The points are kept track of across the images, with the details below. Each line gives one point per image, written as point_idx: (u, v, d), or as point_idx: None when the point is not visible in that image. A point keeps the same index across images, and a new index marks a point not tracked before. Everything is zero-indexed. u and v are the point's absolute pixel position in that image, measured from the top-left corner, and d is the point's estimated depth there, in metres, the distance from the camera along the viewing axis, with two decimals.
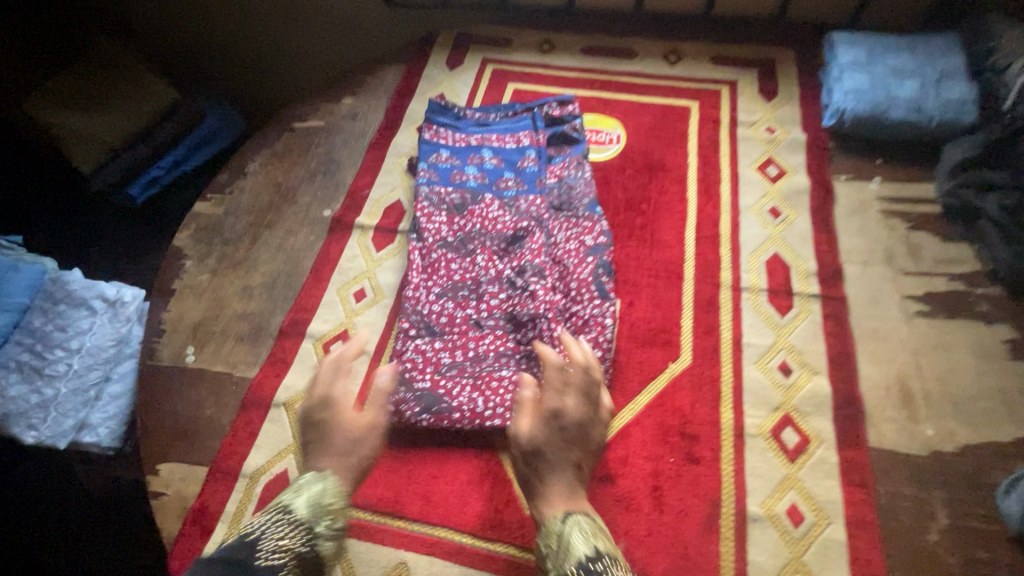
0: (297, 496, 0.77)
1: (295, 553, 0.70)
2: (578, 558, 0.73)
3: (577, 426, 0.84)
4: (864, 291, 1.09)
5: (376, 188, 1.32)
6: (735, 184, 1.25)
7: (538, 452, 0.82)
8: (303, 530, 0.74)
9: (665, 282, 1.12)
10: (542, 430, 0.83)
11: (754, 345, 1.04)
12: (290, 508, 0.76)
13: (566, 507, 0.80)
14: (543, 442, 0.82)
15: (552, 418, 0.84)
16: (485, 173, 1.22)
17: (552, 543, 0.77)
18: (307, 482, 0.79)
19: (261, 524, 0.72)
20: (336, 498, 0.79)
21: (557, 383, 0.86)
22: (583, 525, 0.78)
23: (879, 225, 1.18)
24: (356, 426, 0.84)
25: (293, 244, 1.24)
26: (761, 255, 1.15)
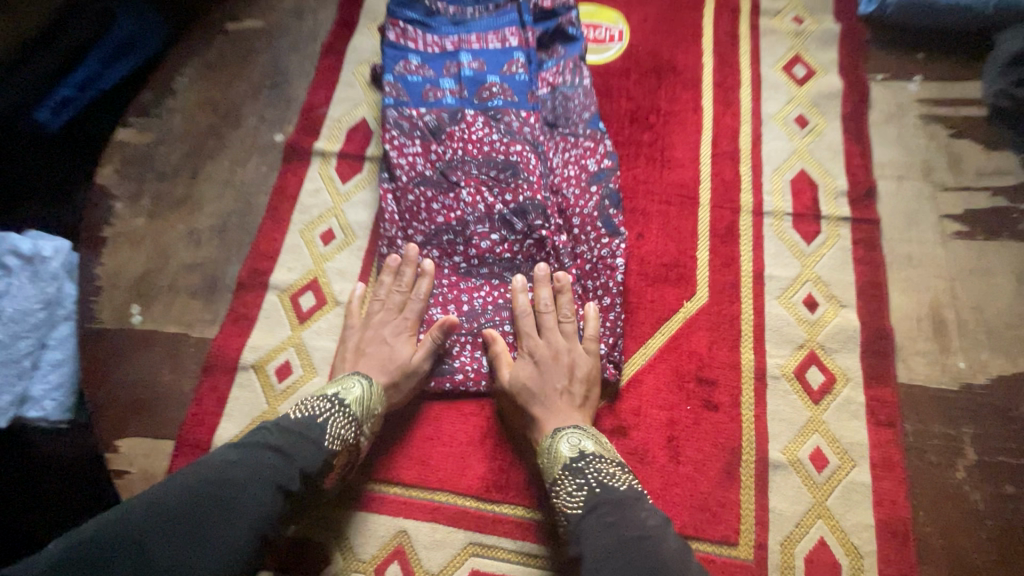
0: (347, 390, 0.78)
1: (349, 443, 0.76)
2: (564, 461, 0.74)
3: (554, 357, 0.83)
4: (898, 212, 0.98)
5: (335, 105, 1.10)
6: (757, 89, 1.08)
7: (527, 391, 0.82)
8: (354, 423, 0.77)
9: (678, 208, 0.99)
10: (521, 369, 0.83)
11: (777, 277, 0.94)
12: (344, 400, 0.77)
13: (554, 424, 0.79)
14: (524, 378, 0.82)
15: (529, 357, 0.84)
16: (463, 85, 1.01)
17: (543, 452, 0.78)
18: (355, 382, 0.80)
19: (318, 408, 0.75)
20: (379, 403, 0.81)
21: (530, 326, 0.86)
22: (569, 433, 0.77)
23: (918, 133, 1.04)
24: (411, 355, 0.85)
25: (242, 177, 1.05)
26: (785, 173, 1.01)
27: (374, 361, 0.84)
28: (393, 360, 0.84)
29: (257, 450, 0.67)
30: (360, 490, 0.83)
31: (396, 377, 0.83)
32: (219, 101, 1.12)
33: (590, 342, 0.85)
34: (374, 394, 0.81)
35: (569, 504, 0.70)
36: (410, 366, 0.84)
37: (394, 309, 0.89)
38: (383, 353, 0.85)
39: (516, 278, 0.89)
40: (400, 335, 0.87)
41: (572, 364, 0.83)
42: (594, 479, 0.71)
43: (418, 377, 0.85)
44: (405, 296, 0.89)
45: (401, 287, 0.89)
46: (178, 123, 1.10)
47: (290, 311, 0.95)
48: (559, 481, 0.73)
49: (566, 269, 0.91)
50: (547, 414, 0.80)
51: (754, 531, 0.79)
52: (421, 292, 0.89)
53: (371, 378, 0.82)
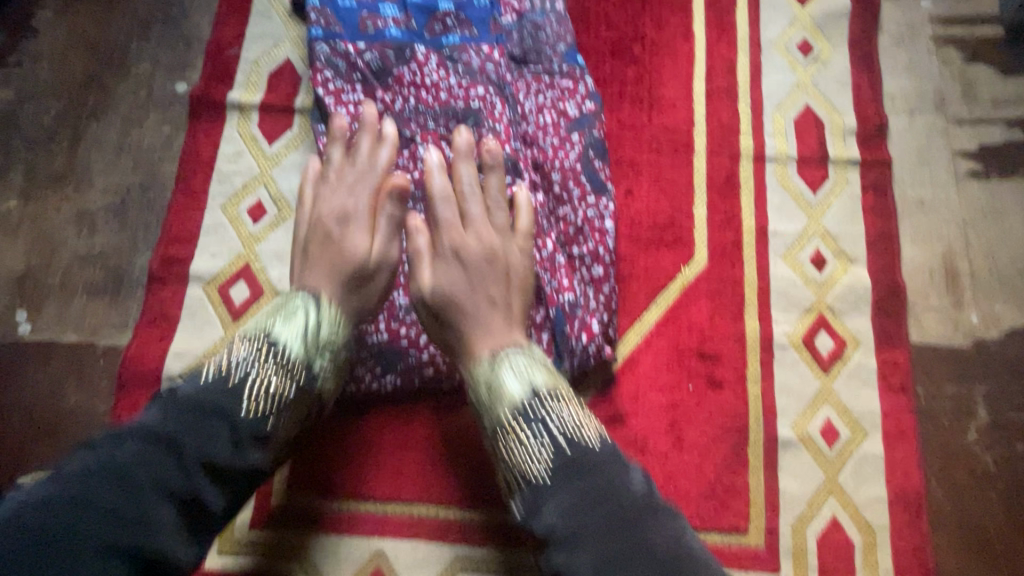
0: (287, 323, 0.64)
1: (287, 399, 0.60)
2: (512, 404, 0.61)
3: (488, 259, 0.69)
4: (909, 151, 0.88)
5: (250, 44, 0.88)
6: (755, 9, 0.93)
7: (454, 304, 0.67)
8: (298, 368, 0.62)
9: (671, 157, 0.86)
10: (445, 275, 0.68)
11: (782, 233, 0.84)
12: (279, 340, 0.62)
13: (493, 349, 0.65)
14: (450, 290, 0.68)
15: (454, 257, 0.69)
16: (409, 13, 0.82)
17: (479, 389, 0.64)
18: (299, 308, 0.66)
19: (240, 357, 0.60)
20: (338, 325, 0.67)
21: (452, 218, 0.71)
22: (513, 362, 0.64)
23: (930, 58, 0.92)
24: (366, 250, 0.70)
25: (139, 141, 0.84)
26: (788, 111, 0.88)
27: (320, 261, 0.69)
28: (346, 256, 0.69)
29: (129, 444, 0.51)
30: (328, 512, 0.73)
31: (346, 281, 0.69)
32: (96, 41, 0.88)
33: (524, 241, 0.72)
34: (325, 323, 0.66)
35: (529, 466, 0.58)
36: (367, 262, 0.70)
37: (344, 191, 0.73)
38: (334, 249, 0.69)
39: (429, 154, 0.72)
40: (348, 225, 0.71)
41: (506, 262, 0.70)
42: (555, 429, 0.58)
43: (381, 275, 0.71)
44: (359, 172, 0.74)
45: (354, 163, 0.74)
46: (46, 72, 0.87)
47: (219, 305, 0.79)
48: (509, 431, 0.61)
49: (545, 234, 0.77)
50: (484, 339, 0.66)
51: (763, 516, 0.74)
52: (382, 164, 0.74)
53: (319, 293, 0.68)
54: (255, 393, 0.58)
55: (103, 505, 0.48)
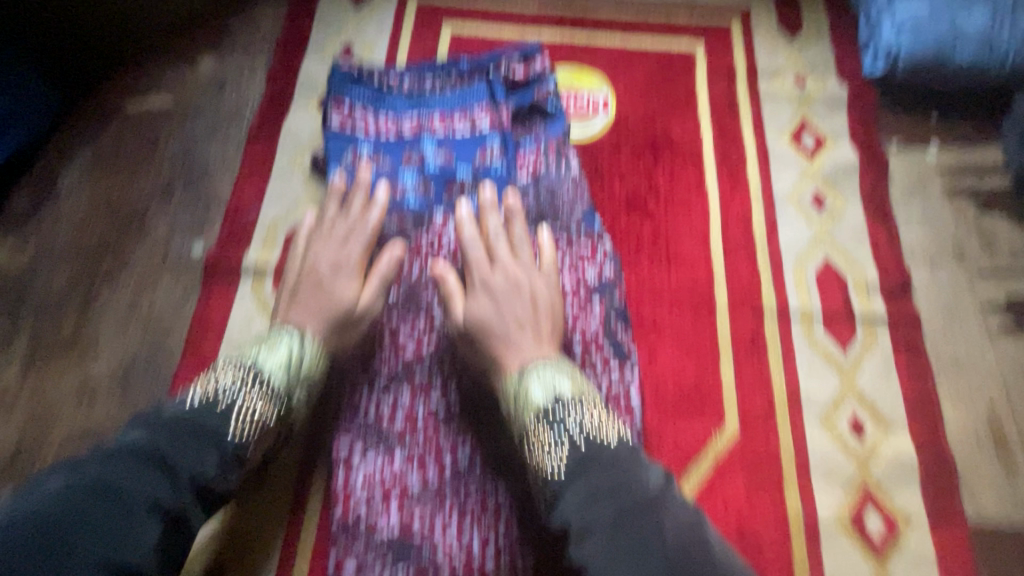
0: (270, 354, 0.69)
1: (269, 426, 0.67)
2: (537, 409, 0.66)
3: (511, 285, 0.74)
4: (936, 305, 0.86)
5: (269, 204, 0.89)
6: (765, 164, 0.95)
7: (487, 329, 0.72)
8: (277, 395, 0.68)
9: (692, 316, 0.83)
10: (476, 306, 0.73)
11: (815, 397, 0.79)
12: (261, 366, 0.68)
13: (520, 364, 0.69)
14: (480, 318, 0.72)
15: (484, 290, 0.74)
16: (427, 180, 0.85)
17: (510, 400, 0.69)
18: (284, 341, 0.71)
19: (228, 385, 0.66)
20: (315, 365, 0.73)
21: (481, 257, 0.77)
22: (540, 374, 0.68)
23: (943, 209, 0.93)
24: (354, 299, 0.75)
25: (150, 305, 0.83)
26: (809, 265, 0.87)
27: (309, 305, 0.74)
28: (335, 303, 0.74)
29: (119, 462, 0.56)
30: None
31: (335, 323, 0.74)
32: (117, 204, 0.89)
33: (548, 273, 0.77)
34: (306, 360, 0.72)
35: (553, 468, 0.62)
36: (353, 311, 0.75)
37: (335, 243, 0.77)
38: (321, 298, 0.74)
39: (460, 208, 0.79)
40: (340, 272, 0.76)
41: (528, 281, 0.75)
42: (574, 429, 0.63)
43: (364, 322, 0.76)
44: (351, 227, 0.78)
45: (346, 219, 0.79)
46: (63, 234, 0.87)
47: None
48: (535, 433, 0.65)
49: None
50: (509, 355, 0.71)
51: None
52: (372, 221, 0.79)
53: (303, 329, 0.72)
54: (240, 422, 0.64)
55: (94, 520, 0.52)
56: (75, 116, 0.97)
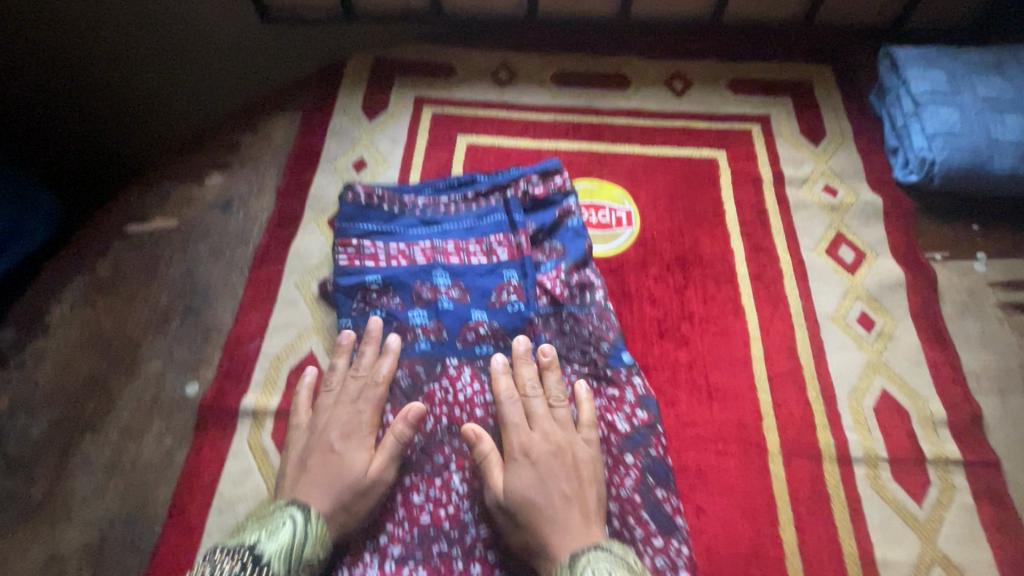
0: (271, 536, 0.60)
1: None
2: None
3: (553, 450, 0.66)
4: (1015, 443, 0.76)
5: (272, 335, 0.82)
6: (804, 281, 0.88)
7: (531, 506, 0.62)
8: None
9: (742, 462, 0.74)
10: (517, 476, 0.64)
11: (894, 562, 0.69)
12: (263, 548, 0.59)
13: (571, 548, 0.59)
14: (522, 492, 0.62)
15: (524, 457, 0.65)
16: (440, 320, 0.79)
17: None
18: (287, 519, 0.62)
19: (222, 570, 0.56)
20: (318, 548, 0.62)
21: (517, 416, 0.69)
22: (597, 563, 0.57)
23: (1004, 328, 0.85)
24: (365, 467, 0.66)
25: (134, 459, 0.74)
26: (865, 398, 0.79)
27: (316, 476, 0.66)
28: (345, 473, 0.65)
29: None
30: None
31: (343, 496, 0.64)
32: (109, 336, 0.83)
33: (589, 431, 0.69)
34: (310, 539, 0.61)
35: None
36: (363, 482, 0.65)
37: (346, 404, 0.71)
38: (329, 467, 0.66)
39: (493, 360, 0.73)
40: (352, 438, 0.69)
41: (570, 445, 0.67)
42: None
43: (375, 494, 0.66)
44: (363, 384, 0.73)
45: (358, 375, 0.73)
46: (46, 372, 0.79)
47: None
48: None
49: None
50: (556, 537, 0.60)
51: None
52: (382, 378, 0.73)
53: (309, 507, 0.63)
54: None
55: None
56: (72, 239, 0.91)
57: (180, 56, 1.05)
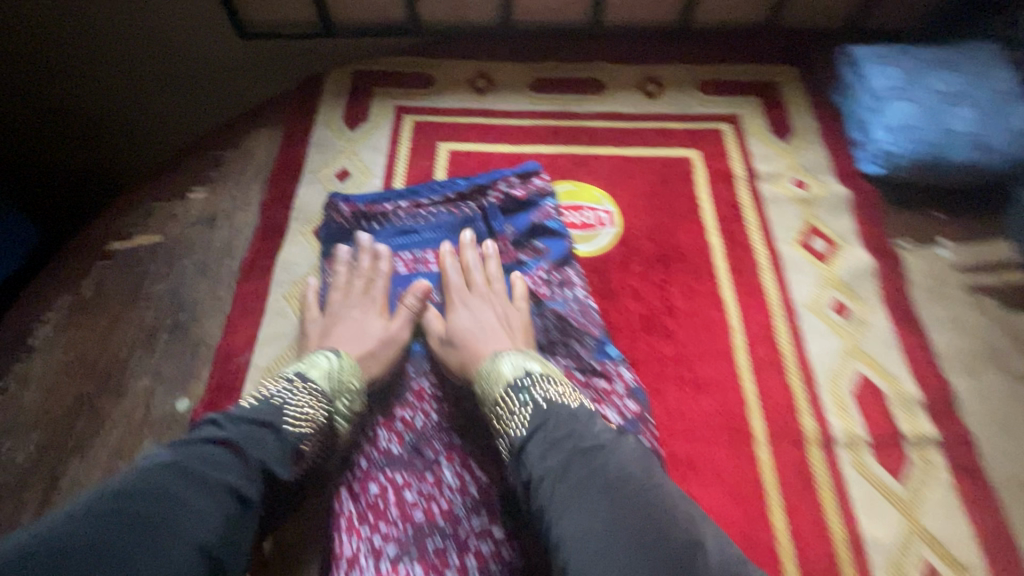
0: (315, 365, 0.71)
1: (318, 424, 0.66)
2: (508, 381, 0.68)
3: (484, 307, 0.80)
4: (989, 419, 0.79)
5: (262, 348, 0.82)
6: (780, 272, 0.92)
7: (461, 344, 0.76)
8: (325, 401, 0.68)
9: (730, 450, 0.76)
10: (453, 326, 0.78)
11: (881, 542, 0.70)
12: (308, 378, 0.70)
13: (490, 359, 0.73)
14: (455, 334, 0.77)
15: (460, 313, 0.80)
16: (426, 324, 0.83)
17: (482, 380, 0.71)
18: (324, 363, 0.73)
19: (279, 388, 0.66)
20: (354, 379, 0.73)
21: (459, 286, 0.83)
22: (511, 359, 0.71)
23: (971, 310, 0.89)
24: (382, 329, 0.79)
25: (126, 478, 0.73)
26: (844, 382, 0.81)
27: (343, 338, 0.78)
28: (365, 338, 0.78)
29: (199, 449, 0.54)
30: None
31: (368, 352, 0.76)
32: (95, 357, 0.82)
33: (521, 299, 0.82)
34: (343, 370, 0.73)
35: (514, 426, 0.62)
36: (382, 342, 0.78)
37: (356, 292, 0.83)
38: (353, 333, 0.78)
39: (442, 245, 0.87)
40: (368, 314, 0.81)
41: (496, 299, 0.81)
42: (538, 394, 0.64)
43: (396, 348, 0.79)
44: (367, 279, 0.84)
45: (360, 274, 0.84)
46: (32, 397, 0.78)
47: None
48: (503, 404, 0.66)
49: None
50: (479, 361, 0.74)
51: None
52: (385, 273, 0.84)
53: (343, 355, 0.75)
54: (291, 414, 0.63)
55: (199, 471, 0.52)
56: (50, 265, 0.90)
57: (160, 81, 1.07)
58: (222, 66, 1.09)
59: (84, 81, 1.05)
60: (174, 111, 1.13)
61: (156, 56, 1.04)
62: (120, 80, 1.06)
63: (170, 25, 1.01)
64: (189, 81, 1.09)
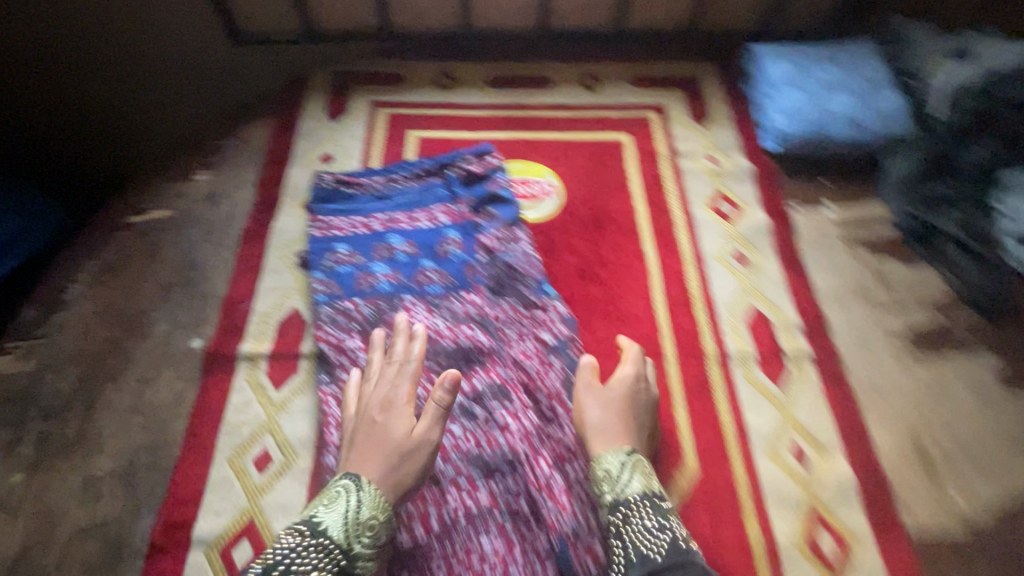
0: (329, 509, 0.69)
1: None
2: (640, 495, 0.72)
3: (602, 405, 0.80)
4: (852, 339, 0.99)
5: (261, 298, 0.99)
6: (692, 230, 1.11)
7: (607, 429, 0.78)
8: (336, 551, 0.66)
9: (645, 366, 0.94)
10: (610, 410, 0.80)
11: (759, 430, 0.89)
12: (322, 526, 0.67)
13: (631, 449, 0.77)
14: (609, 424, 0.79)
15: (620, 398, 0.81)
16: (398, 270, 0.98)
17: (615, 473, 0.74)
18: (340, 490, 0.71)
19: (283, 547, 0.65)
20: (375, 510, 0.70)
21: (627, 379, 0.83)
22: (641, 465, 0.75)
23: (846, 257, 1.09)
24: (408, 432, 0.76)
25: (152, 400, 0.89)
26: (739, 313, 1.01)
27: (367, 448, 0.75)
28: (388, 439, 0.75)
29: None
30: None
31: (391, 459, 0.74)
32: (120, 308, 0.98)
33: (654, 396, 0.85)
34: (364, 504, 0.70)
35: (650, 551, 0.66)
36: (406, 446, 0.75)
37: (385, 385, 0.80)
38: (378, 436, 0.76)
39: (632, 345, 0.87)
40: (390, 410, 0.78)
41: (621, 399, 0.81)
42: (661, 535, 0.68)
43: (421, 455, 0.75)
44: (395, 373, 0.81)
45: (393, 362, 0.83)
46: (69, 341, 0.94)
47: (220, 571, 0.76)
48: (631, 515, 0.70)
49: (540, 456, 0.81)
50: (609, 442, 0.78)
51: None
52: (415, 362, 0.82)
53: (360, 476, 0.73)
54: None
55: None
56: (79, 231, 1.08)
57: (167, 74, 1.23)
58: (221, 64, 1.26)
59: (94, 81, 1.20)
60: (178, 101, 1.27)
61: (165, 50, 1.21)
62: (127, 81, 1.22)
63: (173, 33, 1.19)
64: (193, 80, 1.26)
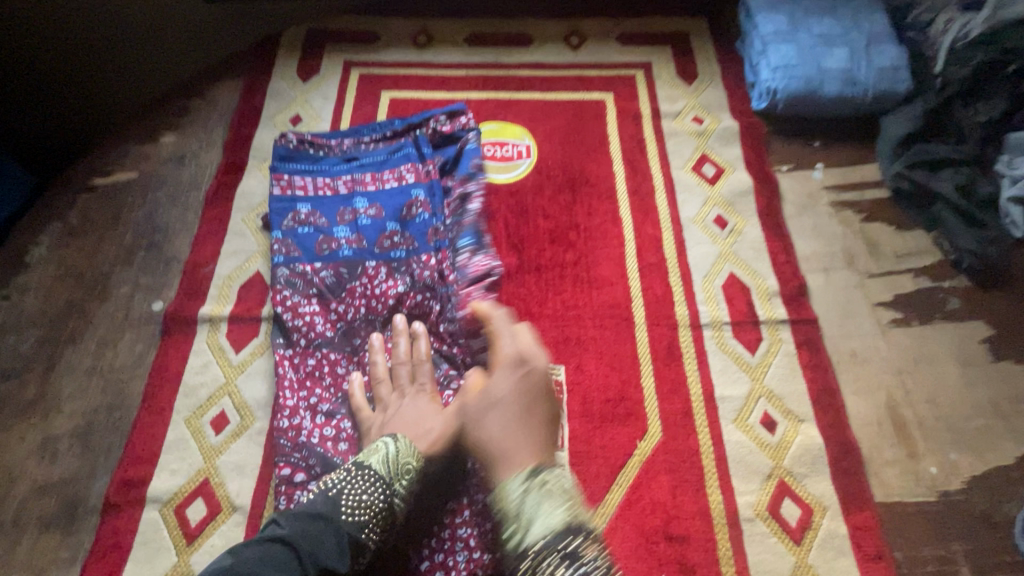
0: (372, 451, 0.72)
1: (376, 509, 0.68)
2: (537, 541, 0.61)
3: (499, 417, 0.71)
4: (832, 306, 0.94)
5: (223, 260, 0.97)
6: (671, 193, 1.06)
7: (494, 453, 0.70)
8: (382, 482, 0.69)
9: (614, 332, 0.91)
10: (496, 431, 0.70)
11: (729, 398, 0.86)
12: (364, 462, 0.71)
13: (532, 472, 0.66)
14: (497, 440, 0.70)
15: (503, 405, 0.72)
16: (361, 233, 0.95)
17: (513, 520, 0.64)
18: (380, 444, 0.73)
19: (336, 478, 0.69)
20: (412, 457, 0.72)
21: (510, 372, 0.74)
22: (541, 496, 0.65)
23: (832, 221, 1.03)
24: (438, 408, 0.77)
25: (112, 361, 0.89)
26: (715, 279, 0.97)
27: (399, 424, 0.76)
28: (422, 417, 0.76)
29: (301, 527, 0.63)
30: None
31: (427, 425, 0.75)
32: (83, 270, 0.97)
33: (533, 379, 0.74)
34: (402, 450, 0.72)
35: None
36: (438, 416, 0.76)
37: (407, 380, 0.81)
38: (408, 417, 0.76)
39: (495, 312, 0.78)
40: (417, 394, 0.79)
41: (518, 398, 0.72)
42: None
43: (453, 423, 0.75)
44: (412, 368, 0.82)
45: (401, 363, 0.82)
46: (33, 303, 0.93)
47: (174, 530, 0.77)
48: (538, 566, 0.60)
49: None
50: (504, 465, 0.68)
51: None
52: (425, 357, 0.82)
53: (396, 433, 0.74)
54: (347, 505, 0.66)
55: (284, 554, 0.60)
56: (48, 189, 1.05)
57: None
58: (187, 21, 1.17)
59: None
60: None
61: None
62: None
63: None
64: None
